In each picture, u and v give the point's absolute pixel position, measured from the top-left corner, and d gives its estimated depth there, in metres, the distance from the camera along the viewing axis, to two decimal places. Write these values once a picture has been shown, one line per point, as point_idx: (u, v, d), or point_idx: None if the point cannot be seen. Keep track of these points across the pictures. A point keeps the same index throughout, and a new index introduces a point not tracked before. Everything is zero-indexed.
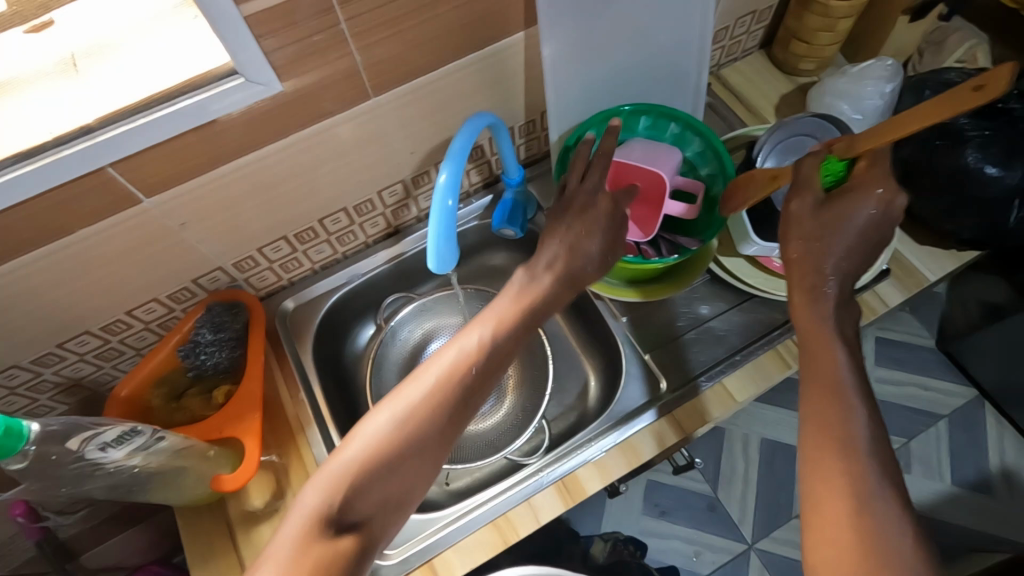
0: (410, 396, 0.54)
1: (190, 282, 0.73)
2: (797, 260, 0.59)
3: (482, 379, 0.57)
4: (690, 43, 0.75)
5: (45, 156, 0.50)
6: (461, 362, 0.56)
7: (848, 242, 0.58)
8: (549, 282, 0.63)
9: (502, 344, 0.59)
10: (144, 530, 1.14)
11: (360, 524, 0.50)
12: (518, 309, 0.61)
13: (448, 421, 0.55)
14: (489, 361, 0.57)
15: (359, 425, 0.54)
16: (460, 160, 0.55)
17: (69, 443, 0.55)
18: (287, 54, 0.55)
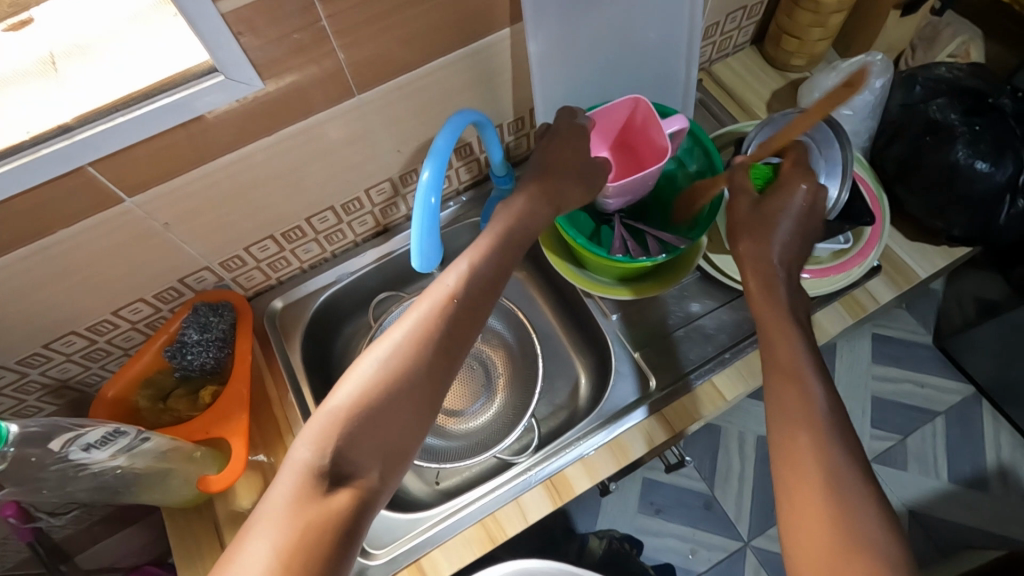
0: (394, 345, 0.53)
1: (177, 281, 0.72)
2: (748, 253, 0.62)
3: (465, 323, 0.56)
4: (678, 39, 0.75)
5: (22, 155, 0.50)
6: (442, 305, 0.55)
7: (791, 227, 0.62)
8: (524, 203, 0.63)
9: (482, 283, 0.58)
10: (139, 530, 1.14)
11: (356, 477, 0.49)
12: (495, 250, 0.60)
13: (435, 367, 0.54)
14: (469, 298, 0.57)
15: (343, 378, 0.53)
16: (443, 158, 0.54)
17: (52, 444, 0.55)
18: (269, 51, 0.54)
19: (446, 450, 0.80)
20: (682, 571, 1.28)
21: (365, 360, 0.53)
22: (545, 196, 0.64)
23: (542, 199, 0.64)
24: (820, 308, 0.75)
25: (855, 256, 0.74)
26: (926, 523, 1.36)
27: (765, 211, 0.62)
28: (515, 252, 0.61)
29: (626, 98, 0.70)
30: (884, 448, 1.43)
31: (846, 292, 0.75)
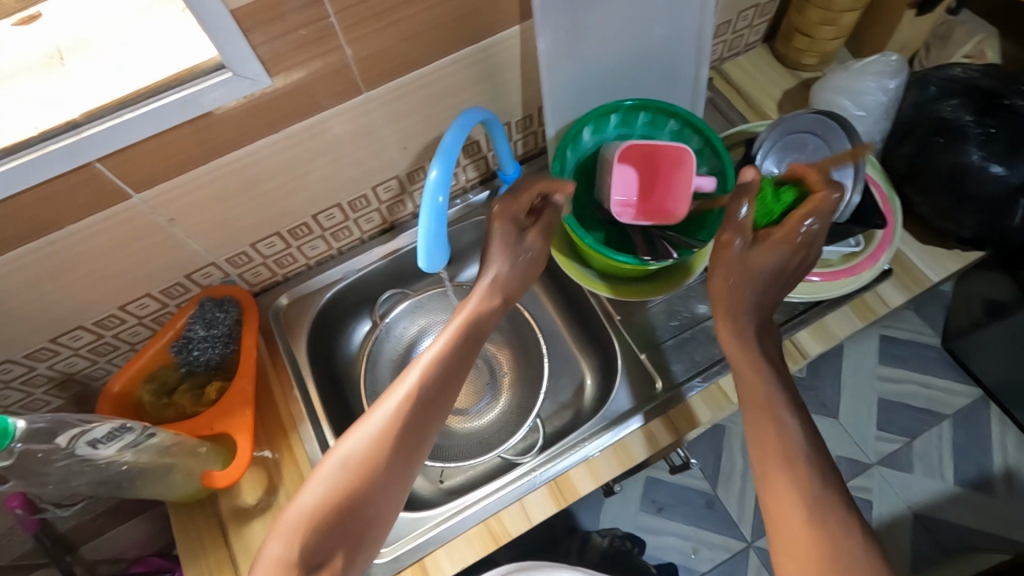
0: (361, 440, 0.55)
1: (183, 277, 0.72)
2: (720, 293, 0.62)
3: (427, 420, 0.58)
4: (688, 38, 0.74)
5: (30, 151, 0.50)
6: (407, 401, 0.58)
7: (766, 279, 0.61)
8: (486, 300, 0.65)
9: (444, 378, 0.60)
10: (143, 521, 1.14)
11: (329, 566, 0.51)
12: (460, 344, 0.62)
13: (400, 462, 0.56)
14: (433, 394, 0.59)
15: (311, 477, 0.54)
16: (451, 157, 0.54)
17: (58, 439, 0.55)
18: (276, 47, 0.54)
19: (449, 448, 0.80)
20: (684, 570, 1.28)
21: (333, 457, 0.55)
22: (495, 291, 0.66)
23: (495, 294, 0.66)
24: (829, 311, 0.74)
25: (864, 261, 0.73)
26: (930, 526, 1.36)
27: (743, 259, 0.61)
28: (475, 345, 0.64)
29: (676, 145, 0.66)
30: (889, 449, 1.42)
31: (855, 296, 0.75)
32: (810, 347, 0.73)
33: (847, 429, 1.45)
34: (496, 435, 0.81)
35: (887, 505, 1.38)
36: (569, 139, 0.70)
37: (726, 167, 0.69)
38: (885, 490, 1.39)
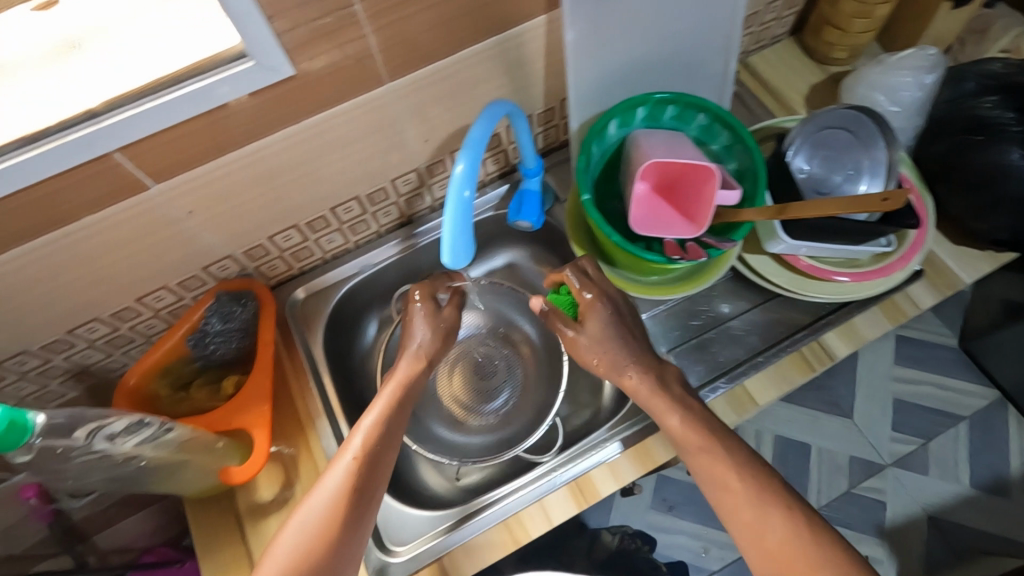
0: (316, 506, 0.55)
1: (200, 269, 0.71)
2: (601, 369, 0.66)
3: (377, 479, 0.58)
4: (718, 30, 0.72)
5: (48, 141, 0.48)
6: (354, 462, 0.57)
7: (615, 333, 0.65)
8: (411, 364, 0.68)
9: (387, 437, 0.60)
10: (154, 512, 1.14)
11: None
12: (397, 405, 0.63)
13: (357, 523, 0.55)
14: (379, 452, 0.59)
15: (268, 552, 0.53)
16: (478, 150, 0.52)
17: (76, 434, 0.54)
18: (300, 35, 0.52)
19: (466, 448, 0.80)
20: (694, 569, 1.27)
21: (290, 528, 0.54)
22: (421, 358, 0.69)
23: (419, 363, 0.68)
24: (858, 312, 0.73)
25: (896, 261, 0.71)
26: (944, 529, 1.34)
27: (592, 329, 0.65)
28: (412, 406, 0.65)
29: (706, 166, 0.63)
30: (904, 451, 1.40)
31: (884, 297, 0.73)
32: (837, 349, 0.72)
33: (862, 429, 1.43)
34: (513, 435, 0.81)
35: (901, 507, 1.36)
36: (595, 131, 0.68)
37: (756, 162, 0.66)
38: (899, 492, 1.38)
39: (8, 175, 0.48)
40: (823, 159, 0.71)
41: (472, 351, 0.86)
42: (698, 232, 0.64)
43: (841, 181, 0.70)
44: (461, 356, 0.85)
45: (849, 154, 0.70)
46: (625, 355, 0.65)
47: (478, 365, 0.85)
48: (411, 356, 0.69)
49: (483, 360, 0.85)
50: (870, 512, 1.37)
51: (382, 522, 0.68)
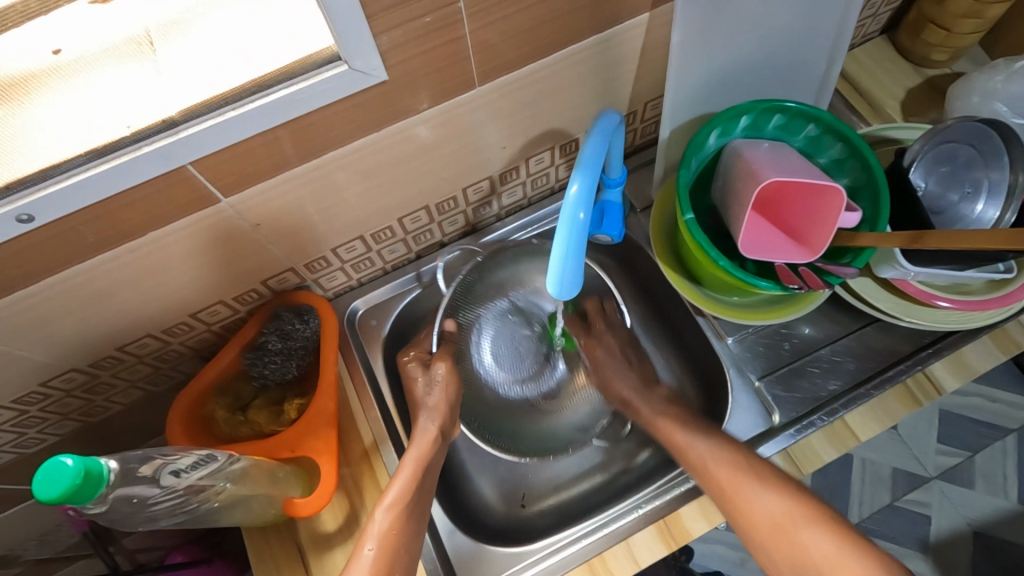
0: None
1: (259, 283, 0.66)
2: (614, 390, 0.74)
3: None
4: (829, 32, 0.65)
5: (121, 154, 0.44)
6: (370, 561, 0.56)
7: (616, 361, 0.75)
8: (427, 441, 0.66)
9: (406, 532, 0.59)
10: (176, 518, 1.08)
11: None
12: (410, 492, 0.61)
13: None
14: (394, 550, 0.57)
15: None
16: (593, 169, 0.47)
17: (143, 470, 0.49)
18: (395, 35, 0.46)
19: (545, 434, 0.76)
20: None
21: None
22: (430, 432, 0.66)
23: (433, 439, 0.66)
24: (965, 342, 0.67)
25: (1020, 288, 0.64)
26: (990, 545, 1.30)
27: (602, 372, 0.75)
28: (429, 490, 0.63)
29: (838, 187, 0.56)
30: (949, 464, 1.35)
31: (996, 326, 0.68)
32: (945, 382, 0.66)
33: (907, 440, 1.37)
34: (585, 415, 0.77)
35: (946, 521, 1.31)
36: (696, 141, 0.63)
37: (874, 180, 0.61)
38: (944, 506, 1.32)
39: (75, 190, 0.44)
40: (939, 177, 0.65)
41: (512, 333, 0.78)
42: (812, 257, 0.59)
43: (957, 201, 0.65)
44: (504, 342, 0.78)
45: (966, 172, 0.65)
46: (627, 385, 0.73)
47: (528, 349, 0.78)
48: (427, 429, 0.67)
49: (529, 343, 0.78)
50: (913, 525, 1.32)
51: (457, 557, 0.65)
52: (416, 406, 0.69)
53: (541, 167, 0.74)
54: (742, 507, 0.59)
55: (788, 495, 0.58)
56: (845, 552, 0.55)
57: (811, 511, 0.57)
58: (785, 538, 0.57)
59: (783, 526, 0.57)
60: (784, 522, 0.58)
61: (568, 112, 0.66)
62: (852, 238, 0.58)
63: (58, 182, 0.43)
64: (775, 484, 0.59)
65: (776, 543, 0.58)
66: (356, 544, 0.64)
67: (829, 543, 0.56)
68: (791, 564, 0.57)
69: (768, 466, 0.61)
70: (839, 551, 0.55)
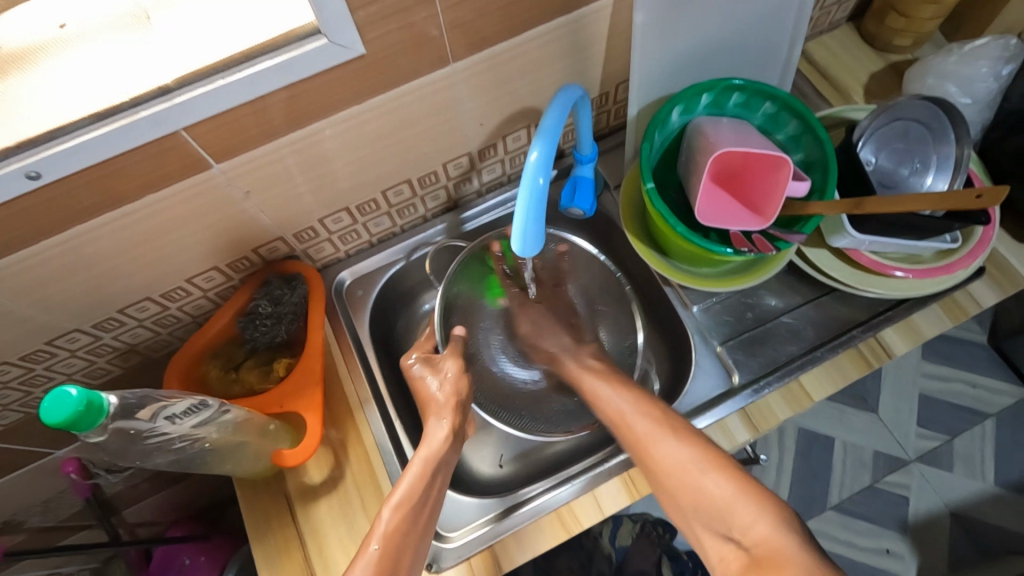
0: None
1: (251, 251, 0.71)
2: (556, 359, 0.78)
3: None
4: (786, 16, 0.69)
5: (121, 117, 0.48)
6: (375, 553, 0.56)
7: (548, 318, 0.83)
8: (444, 437, 0.66)
9: (414, 527, 0.59)
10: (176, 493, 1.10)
11: None
12: (419, 487, 0.62)
13: None
14: (400, 541, 0.57)
15: None
16: (553, 136, 0.51)
17: (142, 414, 0.53)
18: (371, 12, 0.50)
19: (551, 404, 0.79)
20: None
21: None
22: (449, 435, 0.67)
23: (450, 438, 0.67)
24: (915, 310, 0.72)
25: (963, 258, 0.68)
26: (968, 526, 1.32)
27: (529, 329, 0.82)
28: (441, 485, 0.64)
29: (782, 155, 0.61)
30: (928, 447, 1.38)
31: (944, 294, 0.72)
32: (896, 346, 0.71)
33: (887, 424, 1.40)
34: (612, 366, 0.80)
35: (924, 502, 1.35)
36: (659, 118, 0.67)
37: (824, 156, 0.65)
38: (922, 488, 1.35)
39: (76, 150, 0.48)
40: (891, 152, 0.70)
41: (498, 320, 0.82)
42: (764, 225, 0.62)
43: (908, 175, 0.69)
44: (492, 328, 0.81)
45: (918, 148, 0.68)
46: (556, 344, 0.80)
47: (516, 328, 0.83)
48: (439, 430, 0.67)
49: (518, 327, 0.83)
50: (892, 506, 1.35)
51: None
52: (426, 400, 0.71)
53: (518, 146, 0.78)
54: (655, 456, 0.60)
55: (682, 440, 0.60)
56: (735, 491, 0.55)
57: (708, 454, 0.59)
58: (690, 481, 0.57)
59: (685, 471, 0.58)
60: (682, 464, 0.58)
61: (542, 91, 0.70)
62: (801, 207, 0.62)
63: (64, 142, 0.47)
64: (682, 436, 0.60)
65: (676, 485, 0.58)
66: (341, 495, 0.69)
67: (725, 485, 0.56)
68: (689, 502, 0.58)
69: (683, 423, 0.62)
70: (732, 491, 0.55)
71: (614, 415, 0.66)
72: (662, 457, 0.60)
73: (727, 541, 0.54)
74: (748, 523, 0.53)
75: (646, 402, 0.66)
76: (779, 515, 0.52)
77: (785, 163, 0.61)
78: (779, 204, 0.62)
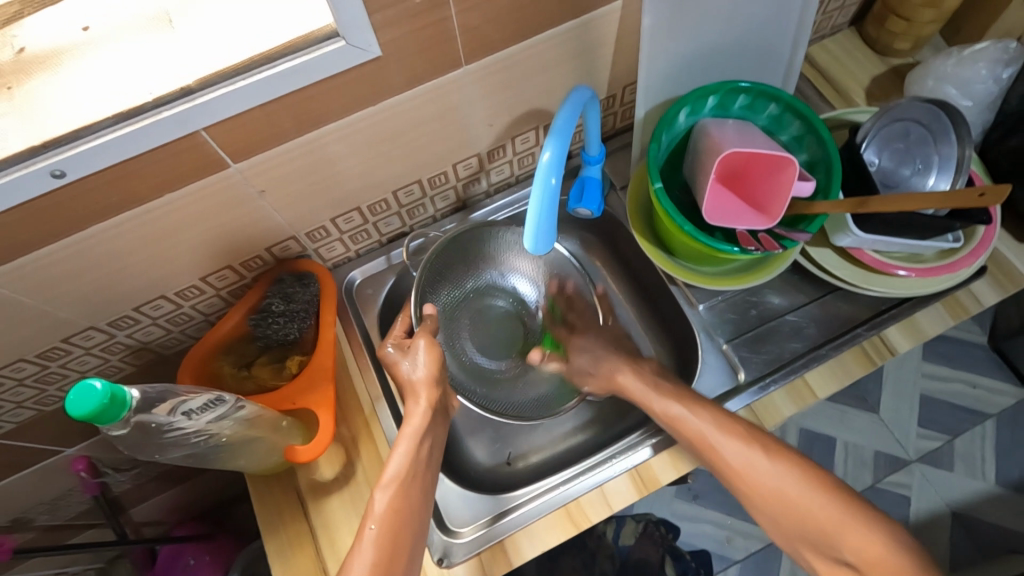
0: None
1: (264, 250, 0.72)
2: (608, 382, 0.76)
3: (399, 558, 0.57)
4: (790, 19, 0.71)
5: (143, 117, 0.49)
6: (374, 534, 0.57)
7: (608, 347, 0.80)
8: (422, 412, 0.66)
9: (410, 508, 0.60)
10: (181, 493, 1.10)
11: None
12: (407, 467, 0.62)
13: None
14: (398, 524, 0.58)
15: None
16: (564, 136, 0.52)
17: (159, 409, 0.54)
18: (388, 15, 0.51)
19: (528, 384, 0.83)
20: (718, 558, 1.28)
21: None
22: (428, 408, 0.66)
23: (428, 411, 0.66)
24: (917, 309, 0.73)
25: (965, 257, 0.69)
26: (968, 525, 1.33)
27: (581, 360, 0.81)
28: (427, 461, 0.65)
29: (787, 155, 0.62)
30: (930, 447, 1.39)
31: (946, 293, 0.73)
32: (898, 344, 0.72)
33: (888, 425, 1.41)
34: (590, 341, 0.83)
35: (925, 502, 1.36)
36: (666, 118, 0.68)
37: (828, 156, 0.66)
38: (924, 487, 1.36)
39: (101, 149, 0.49)
40: (893, 152, 0.71)
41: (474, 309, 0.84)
42: (769, 223, 0.63)
43: (909, 175, 0.70)
44: (468, 317, 0.84)
45: (919, 148, 0.70)
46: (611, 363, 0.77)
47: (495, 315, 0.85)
48: (418, 406, 0.66)
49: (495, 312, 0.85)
50: (893, 506, 1.36)
51: (445, 505, 0.70)
52: (399, 377, 0.69)
53: (526, 147, 0.79)
54: (749, 478, 0.61)
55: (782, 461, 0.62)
56: (841, 512, 0.58)
57: (805, 475, 0.60)
58: (789, 505, 0.59)
59: (792, 494, 0.60)
60: (785, 487, 0.60)
61: (550, 93, 0.72)
62: (806, 206, 0.63)
63: (87, 141, 0.48)
64: (772, 454, 0.62)
65: (774, 507, 0.60)
66: (352, 490, 0.70)
67: (828, 506, 0.59)
68: (790, 524, 0.60)
69: (771, 439, 0.64)
70: (836, 510, 0.58)
71: (676, 418, 0.66)
72: (763, 478, 0.61)
73: (839, 562, 0.57)
74: (859, 544, 0.56)
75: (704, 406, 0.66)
76: (887, 534, 0.56)
77: (790, 162, 0.62)
78: (785, 203, 0.63)
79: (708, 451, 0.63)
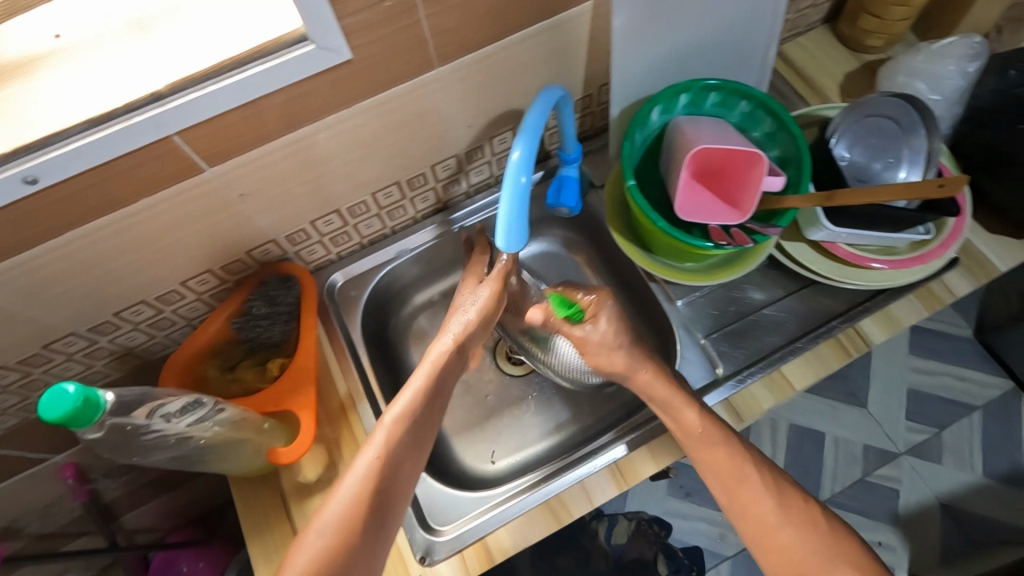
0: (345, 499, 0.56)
1: (245, 254, 0.72)
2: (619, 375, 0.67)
3: (393, 490, 0.58)
4: (760, 18, 0.72)
5: (115, 123, 0.50)
6: (372, 464, 0.58)
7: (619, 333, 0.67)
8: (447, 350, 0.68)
9: (410, 445, 0.61)
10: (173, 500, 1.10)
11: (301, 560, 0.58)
12: (419, 401, 0.63)
13: (369, 534, 0.55)
14: (399, 456, 0.60)
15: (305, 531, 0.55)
16: (534, 136, 0.53)
17: (137, 413, 0.54)
18: (357, 19, 0.52)
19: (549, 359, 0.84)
20: (710, 553, 1.29)
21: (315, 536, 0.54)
22: (450, 343, 0.69)
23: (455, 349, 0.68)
24: (893, 300, 0.73)
25: (935, 248, 0.71)
26: (959, 517, 1.34)
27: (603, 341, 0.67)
28: (441, 396, 0.66)
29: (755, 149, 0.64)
30: (918, 440, 1.40)
31: (921, 284, 0.74)
32: (874, 335, 0.73)
33: (878, 419, 1.42)
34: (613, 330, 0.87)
35: (915, 495, 1.36)
36: (638, 118, 0.69)
37: (799, 152, 0.67)
38: (914, 480, 1.37)
39: (73, 156, 0.49)
40: (864, 148, 0.71)
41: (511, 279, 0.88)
42: (742, 218, 0.65)
43: (881, 170, 0.71)
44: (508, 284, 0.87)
45: (889, 143, 0.71)
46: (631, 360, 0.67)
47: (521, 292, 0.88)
48: (444, 343, 0.69)
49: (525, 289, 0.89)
50: (884, 499, 1.37)
51: (428, 503, 0.70)
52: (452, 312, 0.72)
53: (505, 147, 0.80)
54: (761, 518, 0.58)
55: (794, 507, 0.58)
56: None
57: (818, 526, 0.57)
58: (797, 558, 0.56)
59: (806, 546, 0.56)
60: (798, 533, 0.57)
61: (526, 94, 0.72)
62: (777, 202, 0.64)
63: (59, 148, 0.49)
64: (785, 496, 0.59)
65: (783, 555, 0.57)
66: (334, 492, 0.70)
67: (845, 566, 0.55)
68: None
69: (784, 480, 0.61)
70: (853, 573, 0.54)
71: (709, 456, 0.61)
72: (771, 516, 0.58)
73: None
74: None
75: (747, 453, 0.61)
76: None
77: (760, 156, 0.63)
78: (757, 197, 0.64)
79: (739, 506, 0.60)
